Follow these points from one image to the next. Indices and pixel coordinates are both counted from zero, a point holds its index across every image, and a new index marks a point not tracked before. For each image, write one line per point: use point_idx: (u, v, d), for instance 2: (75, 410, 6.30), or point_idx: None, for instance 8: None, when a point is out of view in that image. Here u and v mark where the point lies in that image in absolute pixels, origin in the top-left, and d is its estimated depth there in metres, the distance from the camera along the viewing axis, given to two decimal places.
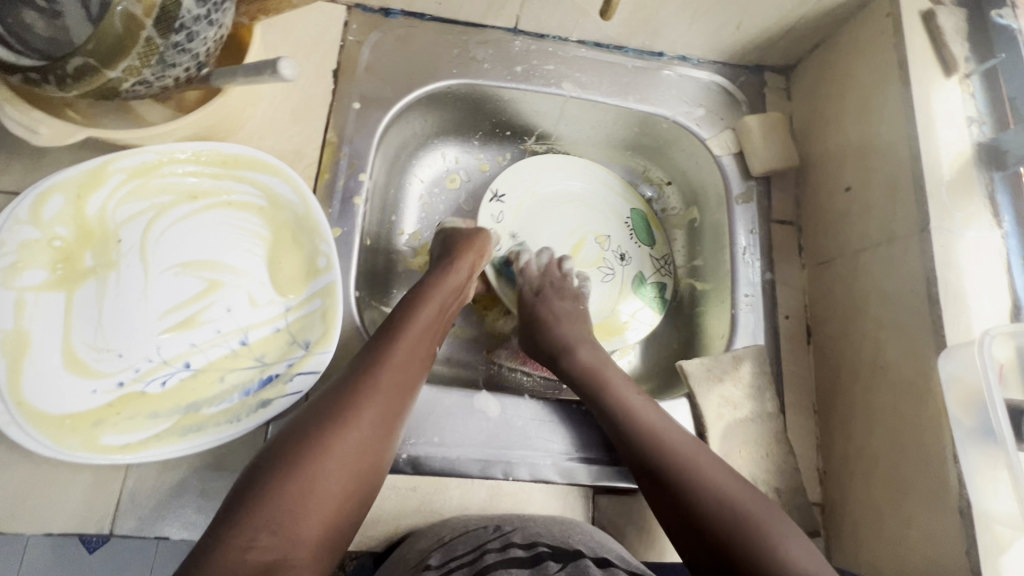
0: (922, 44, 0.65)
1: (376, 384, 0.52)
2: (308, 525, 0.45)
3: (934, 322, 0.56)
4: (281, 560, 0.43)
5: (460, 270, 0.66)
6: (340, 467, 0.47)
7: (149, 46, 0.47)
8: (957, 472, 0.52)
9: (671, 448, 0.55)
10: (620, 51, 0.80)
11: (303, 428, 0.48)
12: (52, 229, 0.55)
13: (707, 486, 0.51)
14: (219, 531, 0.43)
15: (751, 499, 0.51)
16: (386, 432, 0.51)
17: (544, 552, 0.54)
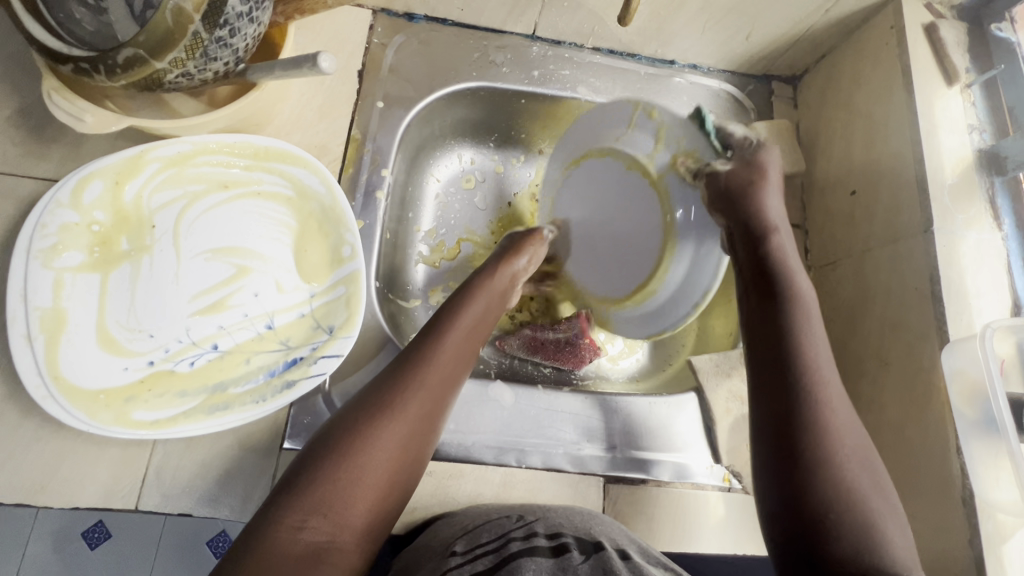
0: (925, 54, 0.68)
1: (421, 377, 0.54)
2: (356, 510, 0.46)
3: (938, 318, 0.58)
4: (328, 544, 0.43)
5: (506, 270, 0.69)
6: (387, 456, 0.49)
7: (196, 40, 0.50)
8: (961, 463, 0.54)
9: (820, 386, 0.54)
10: (634, 59, 0.83)
11: (350, 420, 0.50)
12: (91, 213, 0.57)
13: (831, 428, 0.51)
14: (270, 513, 0.44)
15: (869, 468, 0.50)
16: (431, 424, 0.53)
17: (569, 542, 0.55)
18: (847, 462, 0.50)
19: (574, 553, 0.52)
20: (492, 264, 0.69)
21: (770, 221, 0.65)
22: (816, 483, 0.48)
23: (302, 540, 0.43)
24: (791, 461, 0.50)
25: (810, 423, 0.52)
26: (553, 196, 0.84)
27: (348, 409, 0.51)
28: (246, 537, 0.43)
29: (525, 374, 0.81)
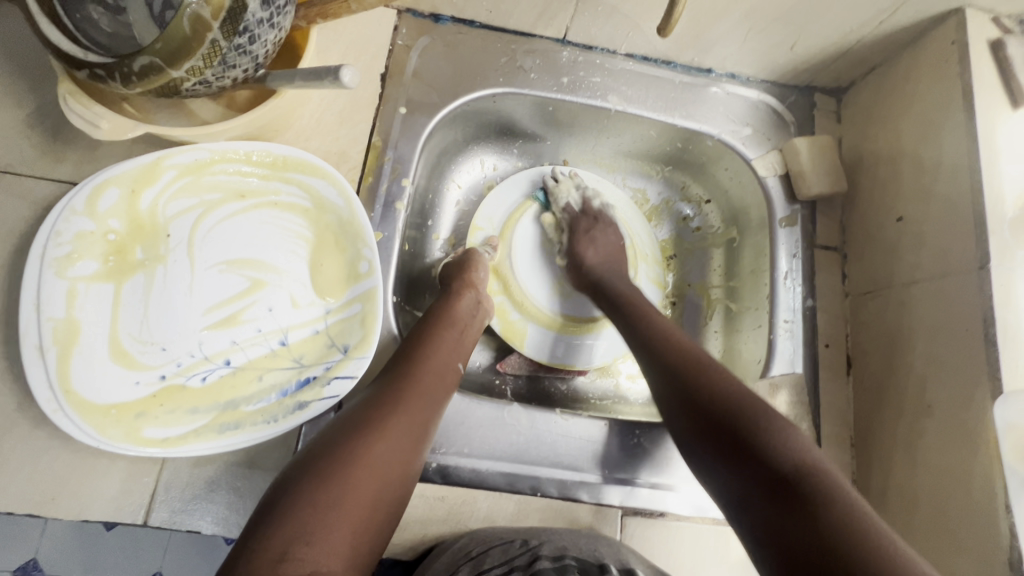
0: (988, 74, 0.63)
1: (399, 397, 0.54)
2: (340, 534, 0.44)
3: (991, 364, 0.54)
4: (316, 568, 0.42)
5: (469, 292, 0.69)
6: (369, 478, 0.47)
7: (214, 48, 0.47)
8: (1009, 523, 0.50)
9: (682, 353, 0.59)
10: (668, 66, 0.79)
11: (330, 442, 0.49)
12: (106, 221, 0.55)
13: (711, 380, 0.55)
14: (250, 546, 0.42)
15: (745, 392, 0.54)
16: (415, 439, 0.52)
17: (571, 565, 0.53)
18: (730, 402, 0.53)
19: (576, 573, 0.51)
20: (457, 281, 0.69)
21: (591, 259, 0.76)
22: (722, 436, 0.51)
23: (287, 567, 0.41)
24: (687, 413, 0.54)
25: (687, 390, 0.55)
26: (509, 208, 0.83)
27: (325, 434, 0.50)
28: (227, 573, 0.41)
29: (541, 392, 0.79)
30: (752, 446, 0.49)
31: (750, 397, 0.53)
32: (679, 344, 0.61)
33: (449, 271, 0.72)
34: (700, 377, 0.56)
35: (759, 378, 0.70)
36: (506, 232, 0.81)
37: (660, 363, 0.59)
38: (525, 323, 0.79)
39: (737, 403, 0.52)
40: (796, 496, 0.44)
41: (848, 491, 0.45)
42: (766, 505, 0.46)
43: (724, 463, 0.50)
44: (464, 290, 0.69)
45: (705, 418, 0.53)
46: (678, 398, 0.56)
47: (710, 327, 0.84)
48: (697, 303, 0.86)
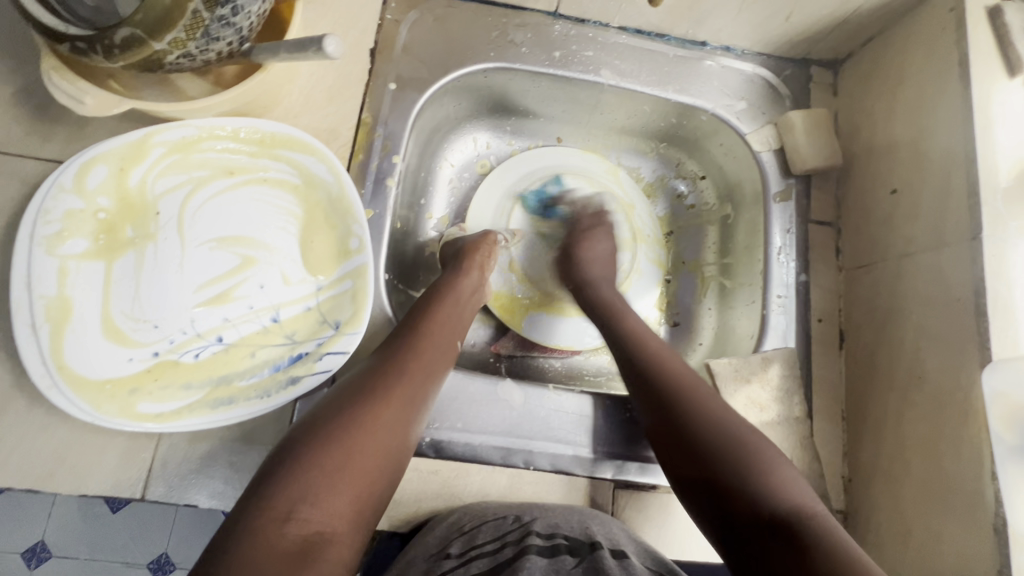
0: (985, 41, 0.61)
1: (401, 366, 0.54)
2: (343, 499, 0.44)
3: (981, 334, 0.54)
4: (321, 529, 0.42)
5: (476, 270, 0.69)
6: (373, 445, 0.48)
7: (195, 19, 0.47)
8: (995, 490, 0.51)
9: (674, 377, 0.58)
10: (662, 39, 0.78)
11: (334, 410, 0.49)
12: (95, 199, 0.55)
13: (698, 405, 0.55)
14: (250, 505, 0.42)
15: (741, 424, 0.53)
16: (416, 411, 0.53)
17: (563, 544, 0.54)
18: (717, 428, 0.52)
19: (568, 556, 0.52)
20: (464, 262, 0.69)
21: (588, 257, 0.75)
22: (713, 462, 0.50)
23: (292, 528, 0.41)
24: (675, 435, 0.53)
25: (679, 419, 0.54)
26: (518, 185, 0.83)
27: (327, 402, 0.50)
28: (227, 531, 0.41)
29: (535, 369, 0.80)
30: (742, 481, 0.48)
31: (751, 436, 0.52)
32: (670, 366, 0.59)
33: (454, 252, 0.72)
34: (692, 406, 0.55)
35: (752, 353, 0.71)
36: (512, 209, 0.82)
37: (645, 383, 0.58)
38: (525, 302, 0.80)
39: (735, 437, 0.52)
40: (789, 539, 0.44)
41: (842, 537, 0.45)
42: (763, 538, 0.45)
43: (715, 495, 0.49)
44: (467, 269, 0.68)
45: (696, 446, 0.52)
46: (667, 423, 0.55)
47: (704, 304, 0.85)
48: (691, 280, 0.86)
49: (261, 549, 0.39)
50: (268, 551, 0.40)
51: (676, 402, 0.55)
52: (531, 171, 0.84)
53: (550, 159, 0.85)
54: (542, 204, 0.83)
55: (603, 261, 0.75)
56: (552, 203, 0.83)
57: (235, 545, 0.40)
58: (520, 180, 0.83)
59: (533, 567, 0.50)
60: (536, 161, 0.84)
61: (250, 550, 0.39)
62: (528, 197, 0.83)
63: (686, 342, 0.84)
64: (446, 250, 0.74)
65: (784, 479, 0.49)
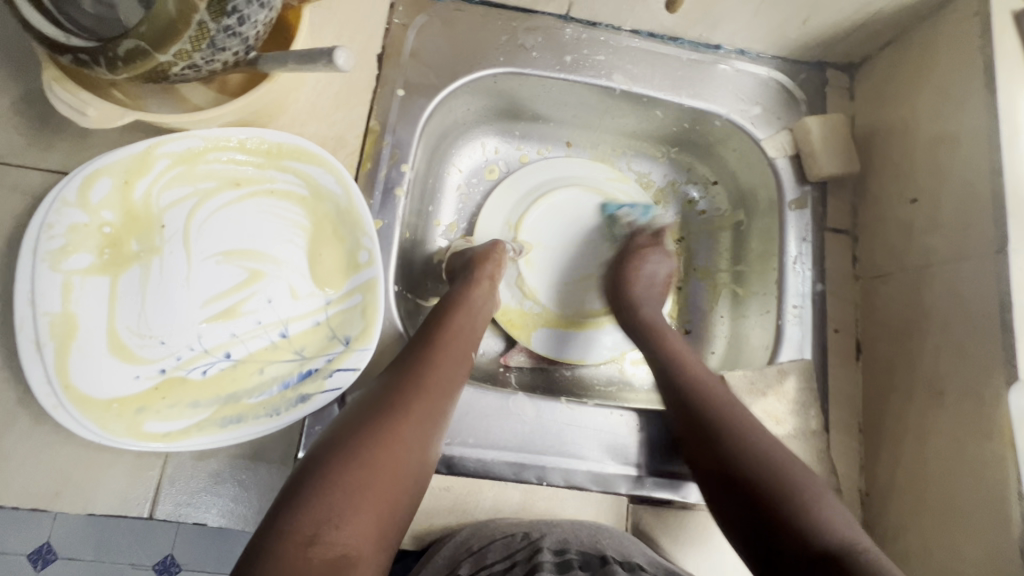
0: (1012, 47, 0.60)
1: (419, 381, 0.53)
2: (367, 519, 0.43)
3: (1006, 350, 0.53)
4: (346, 552, 0.41)
5: (485, 279, 0.68)
6: (395, 463, 0.46)
7: (201, 30, 0.45)
8: (1020, 511, 0.50)
9: (716, 398, 0.59)
10: (675, 42, 0.76)
11: (353, 428, 0.48)
12: (99, 213, 0.54)
13: (745, 429, 0.55)
14: (272, 528, 0.41)
15: (787, 450, 0.53)
16: (435, 426, 0.52)
17: (574, 558, 0.55)
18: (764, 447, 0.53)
19: (579, 571, 0.52)
20: (474, 272, 0.68)
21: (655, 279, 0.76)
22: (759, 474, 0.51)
23: (317, 551, 0.40)
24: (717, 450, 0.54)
25: (721, 447, 0.54)
26: (526, 198, 0.83)
27: (344, 418, 0.49)
28: (250, 555, 0.40)
29: (545, 380, 0.79)
30: (774, 501, 0.49)
31: (791, 463, 0.52)
32: (714, 392, 0.59)
33: (462, 264, 0.71)
34: (736, 430, 0.55)
35: (767, 364, 0.69)
36: (520, 224, 0.81)
37: (691, 408, 0.59)
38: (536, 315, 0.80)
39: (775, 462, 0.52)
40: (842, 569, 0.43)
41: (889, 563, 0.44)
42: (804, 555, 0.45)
43: (756, 508, 0.49)
44: (478, 280, 0.67)
45: (744, 465, 0.52)
46: (708, 455, 0.55)
47: (716, 312, 0.83)
48: (703, 287, 0.85)
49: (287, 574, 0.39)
50: None
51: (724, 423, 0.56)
52: (543, 180, 0.84)
53: (557, 172, 0.84)
54: (549, 217, 0.82)
55: (650, 284, 0.76)
56: (559, 216, 0.83)
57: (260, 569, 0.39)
58: (529, 192, 0.83)
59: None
60: (548, 171, 0.84)
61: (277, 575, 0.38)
62: (544, 203, 0.82)
63: (698, 351, 0.82)
64: (453, 260, 0.73)
65: (831, 504, 0.48)
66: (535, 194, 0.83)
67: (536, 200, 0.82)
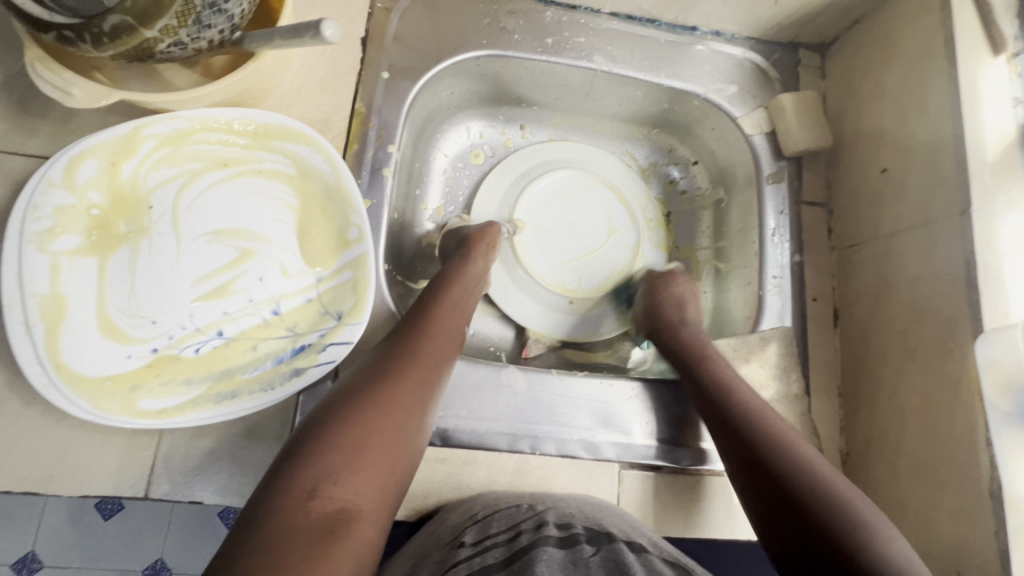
0: (970, 21, 0.63)
1: (416, 349, 0.54)
2: (365, 478, 0.44)
3: (972, 306, 0.56)
4: (345, 507, 0.42)
5: (479, 258, 0.69)
6: (393, 425, 0.48)
7: (187, 6, 0.46)
8: (989, 455, 0.53)
9: (775, 427, 0.56)
10: (653, 25, 0.78)
11: (349, 393, 0.49)
12: (86, 194, 0.54)
13: (803, 459, 0.53)
14: (272, 485, 0.43)
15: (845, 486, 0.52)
16: (431, 394, 0.52)
17: (580, 534, 0.54)
18: (824, 484, 0.51)
19: (586, 547, 0.51)
20: (466, 250, 0.69)
21: (688, 325, 0.71)
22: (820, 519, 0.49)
23: (316, 505, 0.42)
24: (768, 498, 0.52)
25: (783, 469, 0.53)
26: (517, 182, 0.84)
27: (344, 385, 0.51)
28: (252, 511, 0.41)
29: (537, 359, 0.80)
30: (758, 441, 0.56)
31: (794, 435, 0.56)
32: (772, 419, 0.57)
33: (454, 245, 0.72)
34: (792, 462, 0.53)
35: (749, 333, 0.72)
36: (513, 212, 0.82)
37: (737, 435, 0.57)
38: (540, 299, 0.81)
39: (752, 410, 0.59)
40: (812, 505, 0.50)
41: None
42: None
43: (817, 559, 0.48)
44: (471, 258, 0.68)
45: (800, 512, 0.50)
46: (760, 477, 0.53)
47: (699, 288, 0.86)
48: (687, 265, 0.87)
49: (286, 527, 0.40)
50: (293, 528, 0.40)
51: (777, 451, 0.54)
52: (532, 166, 0.85)
53: (543, 158, 0.86)
54: (540, 202, 0.84)
55: (680, 307, 0.73)
56: (550, 199, 0.84)
57: (259, 523, 0.40)
58: (519, 177, 0.84)
59: (550, 559, 0.48)
60: (533, 159, 0.85)
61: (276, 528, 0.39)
62: (533, 190, 0.84)
63: None
64: (447, 241, 0.74)
65: (893, 547, 0.47)
66: (524, 174, 0.84)
67: (527, 183, 0.84)
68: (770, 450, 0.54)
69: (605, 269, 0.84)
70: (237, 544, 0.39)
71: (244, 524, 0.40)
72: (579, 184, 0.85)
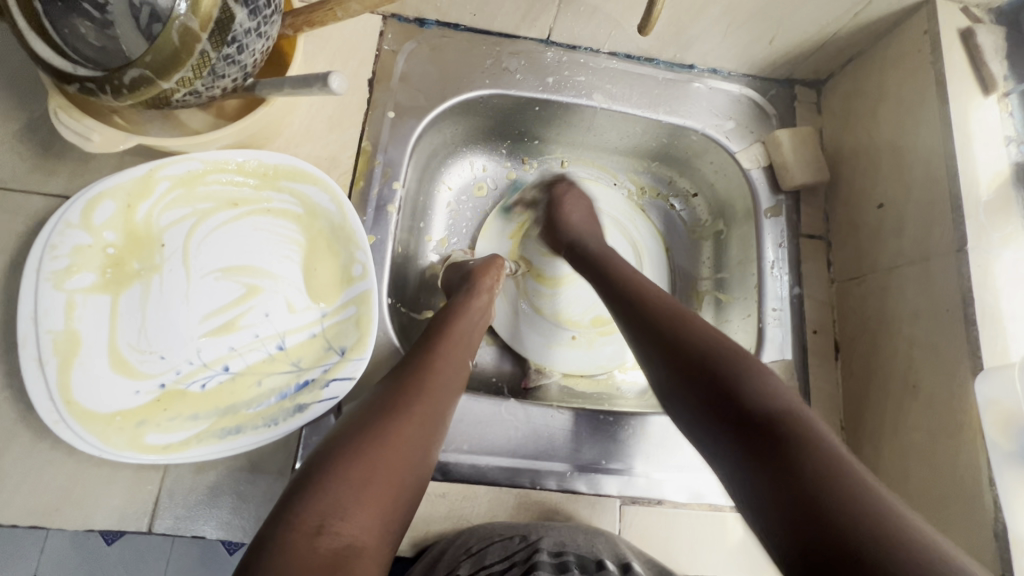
0: (960, 61, 0.64)
1: (421, 384, 0.55)
2: (371, 513, 0.45)
3: (971, 343, 0.56)
4: (352, 543, 0.43)
5: (485, 292, 0.70)
6: (398, 460, 0.48)
7: (203, 59, 0.48)
8: (993, 496, 0.52)
9: (664, 307, 0.59)
10: (651, 63, 0.80)
11: (357, 427, 0.50)
12: (102, 234, 0.56)
13: (689, 330, 0.55)
14: (282, 519, 0.43)
15: (727, 347, 0.52)
16: (436, 426, 0.53)
17: (571, 561, 0.55)
18: (695, 342, 0.53)
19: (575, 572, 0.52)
20: (474, 283, 0.70)
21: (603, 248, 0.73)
22: (699, 369, 0.51)
23: (324, 541, 0.42)
24: (663, 356, 0.55)
25: (669, 341, 0.55)
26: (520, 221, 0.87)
27: (351, 418, 0.51)
28: (261, 546, 0.42)
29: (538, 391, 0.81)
30: (734, 398, 0.47)
31: (698, 321, 0.57)
32: (661, 302, 0.60)
33: (459, 279, 0.73)
34: (679, 333, 0.55)
35: None
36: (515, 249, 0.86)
37: (632, 308, 0.61)
38: (546, 328, 0.83)
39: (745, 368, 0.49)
40: (707, 371, 0.50)
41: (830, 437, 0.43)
42: (745, 451, 0.44)
43: (706, 410, 0.49)
44: (477, 291, 0.69)
45: (691, 365, 0.52)
46: (656, 337, 0.56)
47: (701, 318, 0.86)
48: (687, 295, 0.88)
49: (295, 562, 0.40)
50: (302, 563, 0.40)
51: (666, 329, 0.56)
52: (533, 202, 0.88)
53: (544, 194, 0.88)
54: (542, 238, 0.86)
55: (585, 223, 0.78)
56: None
57: (269, 557, 0.40)
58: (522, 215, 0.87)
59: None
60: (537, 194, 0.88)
61: (285, 562, 0.40)
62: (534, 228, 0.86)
63: None
64: (452, 274, 0.75)
65: (772, 388, 0.48)
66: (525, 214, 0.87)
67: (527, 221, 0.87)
68: (662, 329, 0.56)
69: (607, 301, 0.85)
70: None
71: (254, 558, 0.41)
72: None
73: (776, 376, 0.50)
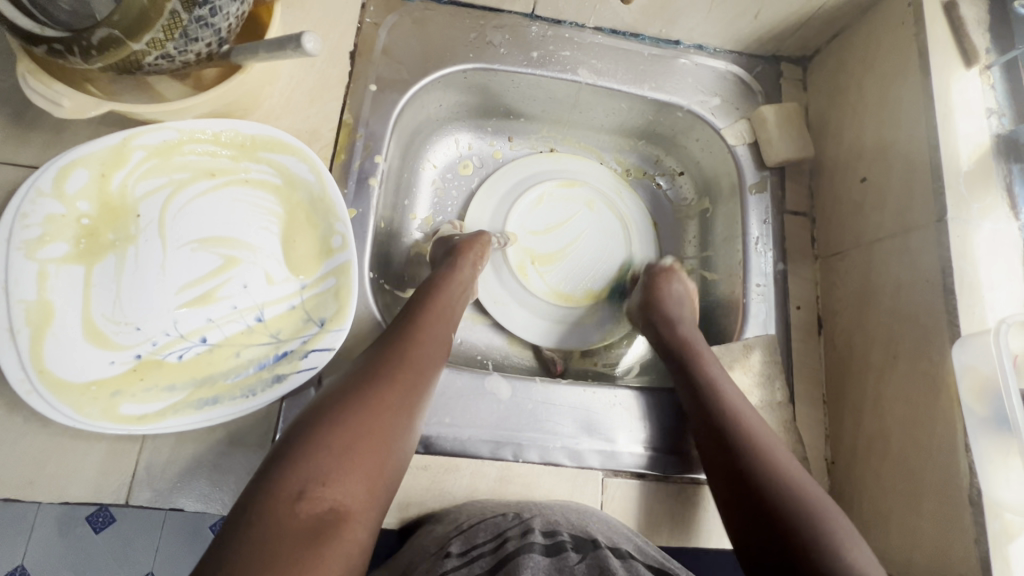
0: (944, 33, 0.64)
1: (403, 355, 0.54)
2: (354, 480, 0.45)
3: (950, 312, 0.56)
4: (334, 508, 0.43)
5: (468, 266, 0.70)
6: (380, 428, 0.48)
7: (173, 21, 0.47)
8: (968, 462, 0.53)
9: (743, 424, 0.58)
10: (637, 39, 0.80)
11: (340, 396, 0.49)
12: (75, 203, 0.55)
13: (766, 457, 0.54)
14: (261, 486, 0.42)
15: (801, 482, 0.53)
16: (419, 395, 0.53)
17: (565, 540, 0.54)
18: (776, 472, 0.53)
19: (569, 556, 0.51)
20: (458, 257, 0.70)
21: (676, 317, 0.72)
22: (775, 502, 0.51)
23: (305, 506, 0.42)
24: (739, 485, 0.54)
25: (746, 468, 0.54)
26: (506, 197, 0.86)
27: (332, 388, 0.51)
28: (240, 513, 0.41)
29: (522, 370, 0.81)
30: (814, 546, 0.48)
31: (774, 442, 0.56)
32: (744, 416, 0.59)
33: (444, 253, 0.72)
34: (761, 458, 0.54)
35: (733, 341, 0.72)
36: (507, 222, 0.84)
37: (713, 419, 0.59)
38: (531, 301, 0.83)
39: (796, 485, 0.52)
40: (785, 511, 0.50)
41: None
42: None
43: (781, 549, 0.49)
44: (460, 268, 0.69)
45: (764, 504, 0.51)
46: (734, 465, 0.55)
47: None
48: None
49: (276, 527, 0.40)
50: (284, 528, 0.40)
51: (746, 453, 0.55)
52: (519, 178, 0.87)
53: (527, 169, 0.87)
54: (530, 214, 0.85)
55: (679, 304, 0.73)
56: (539, 211, 0.86)
57: (250, 524, 0.40)
58: (508, 190, 0.86)
59: (535, 567, 0.50)
60: (522, 171, 0.87)
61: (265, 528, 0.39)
62: (522, 202, 0.85)
63: None
64: (438, 247, 0.75)
65: (844, 538, 0.49)
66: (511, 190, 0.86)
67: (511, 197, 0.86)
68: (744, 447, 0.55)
69: (594, 277, 0.85)
70: (225, 545, 0.39)
71: (234, 522, 0.40)
72: (567, 195, 0.87)
73: (846, 518, 0.51)
